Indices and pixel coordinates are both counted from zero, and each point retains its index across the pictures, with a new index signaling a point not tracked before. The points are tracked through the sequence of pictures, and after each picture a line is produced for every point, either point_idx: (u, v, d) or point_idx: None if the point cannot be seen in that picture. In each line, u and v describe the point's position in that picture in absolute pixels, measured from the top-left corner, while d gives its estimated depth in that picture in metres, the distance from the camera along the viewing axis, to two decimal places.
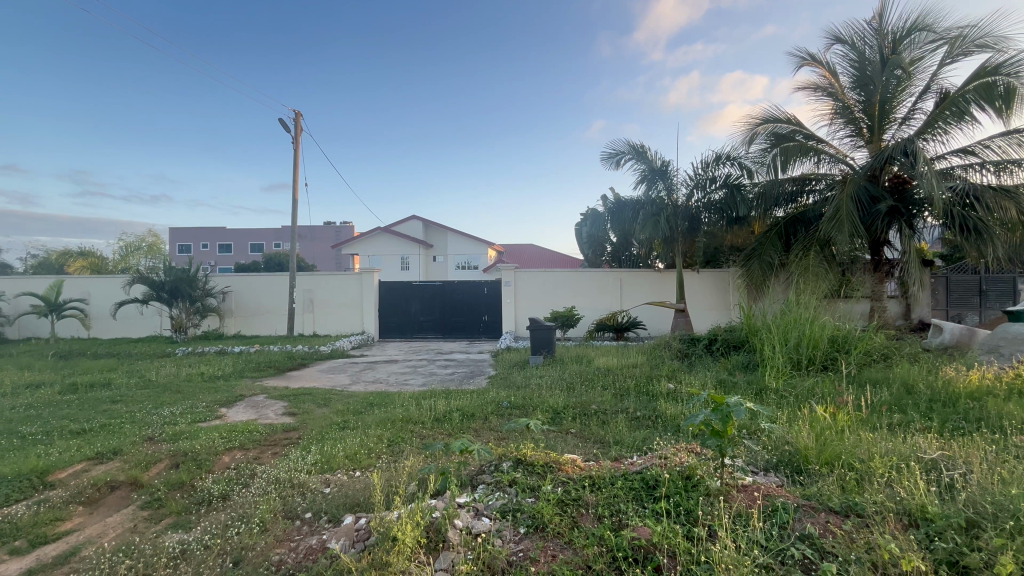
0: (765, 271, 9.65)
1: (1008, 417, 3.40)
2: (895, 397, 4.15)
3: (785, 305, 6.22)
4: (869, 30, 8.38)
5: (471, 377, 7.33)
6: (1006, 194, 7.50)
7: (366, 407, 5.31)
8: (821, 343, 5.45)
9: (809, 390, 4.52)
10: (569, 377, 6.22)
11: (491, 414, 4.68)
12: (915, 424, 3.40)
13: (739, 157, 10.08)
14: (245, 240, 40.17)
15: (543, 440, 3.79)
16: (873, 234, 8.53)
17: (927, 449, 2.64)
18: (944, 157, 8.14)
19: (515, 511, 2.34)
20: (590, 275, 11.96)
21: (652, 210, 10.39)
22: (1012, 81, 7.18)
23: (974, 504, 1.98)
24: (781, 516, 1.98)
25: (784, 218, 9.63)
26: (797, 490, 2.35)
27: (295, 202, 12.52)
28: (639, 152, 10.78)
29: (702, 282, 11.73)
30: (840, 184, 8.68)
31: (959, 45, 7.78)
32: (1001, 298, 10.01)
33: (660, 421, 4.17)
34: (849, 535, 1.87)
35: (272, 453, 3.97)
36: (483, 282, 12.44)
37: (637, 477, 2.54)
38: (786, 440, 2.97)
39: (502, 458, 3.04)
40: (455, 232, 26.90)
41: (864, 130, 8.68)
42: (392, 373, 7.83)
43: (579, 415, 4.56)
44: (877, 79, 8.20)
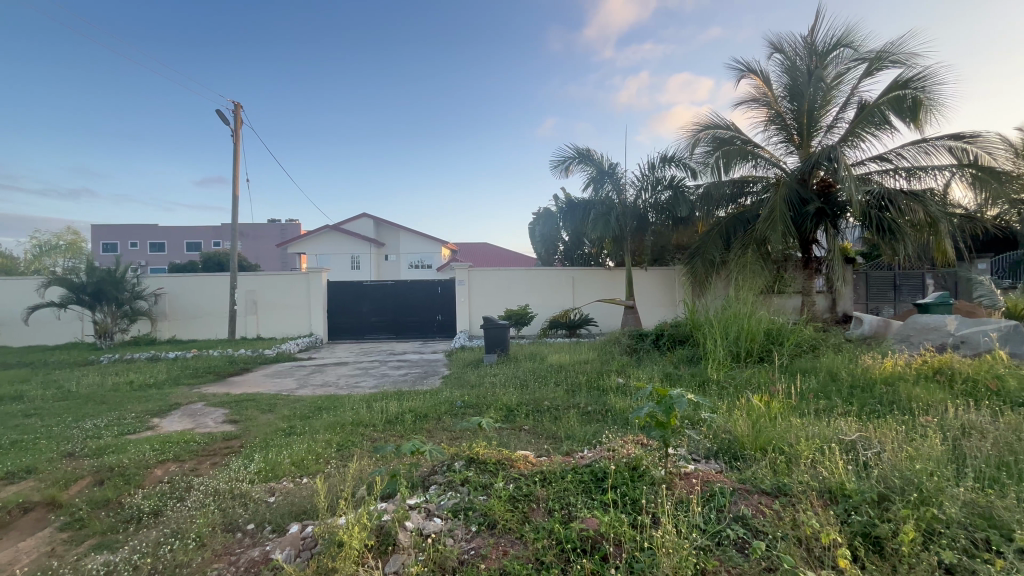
0: (708, 269, 10.15)
1: (916, 399, 3.78)
2: (821, 384, 4.49)
3: (726, 301, 6.56)
4: (799, 44, 8.98)
5: (425, 377, 7.23)
6: (916, 198, 8.22)
7: (314, 411, 5.15)
8: (757, 336, 5.80)
9: (746, 380, 4.80)
10: (522, 374, 6.28)
11: (445, 414, 4.65)
12: (838, 409, 3.68)
13: (682, 160, 10.58)
14: (180, 239, 37.68)
15: (495, 438, 3.83)
16: (804, 234, 9.16)
17: (847, 431, 2.88)
18: (863, 163, 8.82)
19: (467, 509, 2.35)
20: (543, 274, 12.10)
21: (603, 210, 10.68)
22: (919, 94, 7.90)
23: (885, 479, 2.18)
24: (718, 500, 2.10)
25: (725, 218, 10.11)
26: (734, 474, 2.50)
27: (235, 199, 11.85)
28: (587, 155, 11.06)
29: (650, 279, 12.16)
30: (774, 185, 9.24)
31: (876, 61, 8.46)
32: (913, 293, 10.90)
33: (610, 415, 4.31)
34: (777, 513, 2.00)
35: (211, 464, 3.76)
36: (436, 281, 12.33)
37: (586, 470, 2.61)
38: (725, 429, 3.15)
39: (455, 457, 3.05)
40: (407, 231, 26.31)
41: (794, 136, 9.29)
42: (342, 375, 7.61)
43: (532, 412, 4.62)
44: (805, 90, 8.81)
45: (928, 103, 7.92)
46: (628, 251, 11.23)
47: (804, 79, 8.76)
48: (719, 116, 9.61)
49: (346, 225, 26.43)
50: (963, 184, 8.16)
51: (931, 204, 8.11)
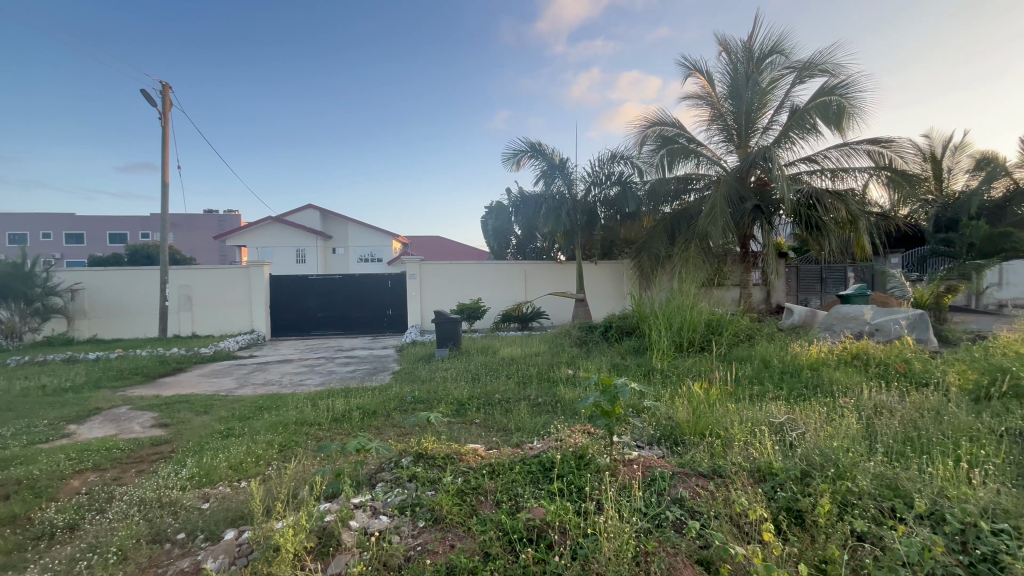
0: (654, 262, 10.55)
1: (837, 382, 4.10)
2: (755, 371, 4.77)
3: (670, 294, 6.81)
4: (738, 48, 9.42)
5: (374, 373, 7.05)
6: (839, 197, 8.86)
7: (255, 412, 4.90)
8: (699, 327, 6.08)
9: (688, 368, 5.03)
10: (474, 368, 6.26)
11: (394, 411, 4.56)
12: (770, 394, 3.93)
13: (631, 157, 10.98)
14: (102, 230, 34.67)
15: (445, 432, 3.80)
16: (741, 230, 9.68)
17: (777, 414, 3.07)
18: (794, 164, 9.38)
19: (414, 506, 2.32)
20: (496, 267, 12.10)
21: (553, 204, 10.86)
22: (842, 100, 8.52)
23: (807, 457, 2.35)
24: (659, 484, 2.19)
25: (670, 214, 10.50)
26: (674, 459, 2.61)
27: (164, 187, 11.02)
28: (539, 150, 11.14)
29: (600, 272, 12.45)
30: (715, 183, 9.69)
31: (806, 69, 9.02)
32: (837, 285, 11.80)
33: (560, 405, 4.38)
34: (712, 494, 2.10)
35: (137, 471, 3.49)
36: (386, 274, 12.02)
37: (534, 460, 2.66)
38: (668, 415, 3.28)
39: (403, 453, 3.00)
40: (356, 223, 25.48)
41: (733, 136, 9.78)
42: (286, 373, 7.29)
43: (483, 405, 4.62)
44: (744, 93, 9.28)
45: (850, 109, 8.55)
46: (578, 245, 11.44)
47: (742, 82, 9.22)
48: (665, 114, 9.93)
49: (290, 217, 25.26)
50: (879, 185, 8.90)
51: (852, 203, 8.78)
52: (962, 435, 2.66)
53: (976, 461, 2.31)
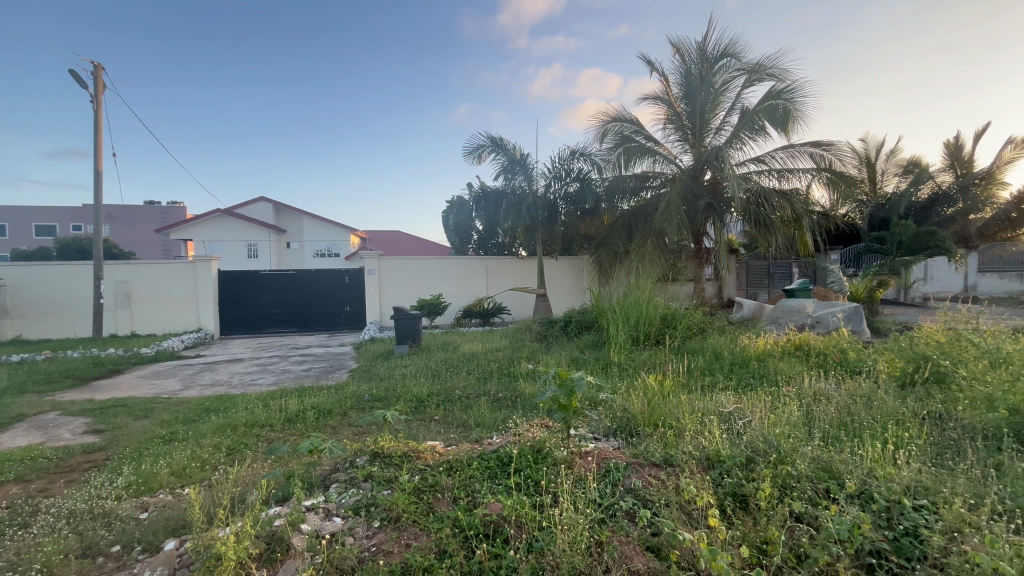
0: (612, 258, 10.75)
1: (780, 372, 4.33)
2: (707, 363, 4.96)
3: (627, 288, 6.96)
4: (693, 50, 9.69)
5: (330, 372, 6.85)
6: (785, 196, 9.30)
7: (201, 414, 4.65)
8: (654, 321, 6.26)
9: (644, 361, 5.16)
10: (434, 364, 6.19)
11: (351, 410, 4.44)
12: (720, 384, 4.11)
13: (590, 154, 11.13)
14: (27, 221, 31.92)
15: (403, 430, 3.74)
16: (696, 227, 10.01)
17: (726, 404, 3.20)
18: (744, 164, 9.78)
19: (369, 506, 2.27)
20: (456, 263, 12.01)
21: (514, 200, 10.88)
22: (788, 104, 8.96)
23: (751, 444, 2.47)
24: (613, 475, 2.24)
25: (627, 211, 10.75)
26: (629, 450, 2.67)
27: (98, 176, 10.25)
28: (500, 145, 11.12)
29: (560, 268, 12.58)
30: (671, 181, 9.97)
31: (756, 72, 9.42)
32: (783, 280, 12.43)
33: (519, 400, 4.41)
34: (663, 483, 2.17)
35: (67, 482, 3.25)
36: (343, 270, 11.75)
37: (492, 455, 2.66)
38: (624, 407, 3.37)
39: (359, 453, 2.93)
40: (312, 216, 24.61)
41: (688, 136, 10.09)
42: (235, 373, 6.96)
43: (442, 402, 4.58)
44: (698, 94, 9.59)
45: (794, 112, 9.01)
46: (539, 241, 11.53)
47: (697, 83, 9.53)
48: (623, 112, 10.13)
49: (240, 209, 24.09)
50: (821, 185, 9.41)
51: (797, 203, 9.24)
52: (889, 419, 2.87)
53: (901, 443, 2.49)
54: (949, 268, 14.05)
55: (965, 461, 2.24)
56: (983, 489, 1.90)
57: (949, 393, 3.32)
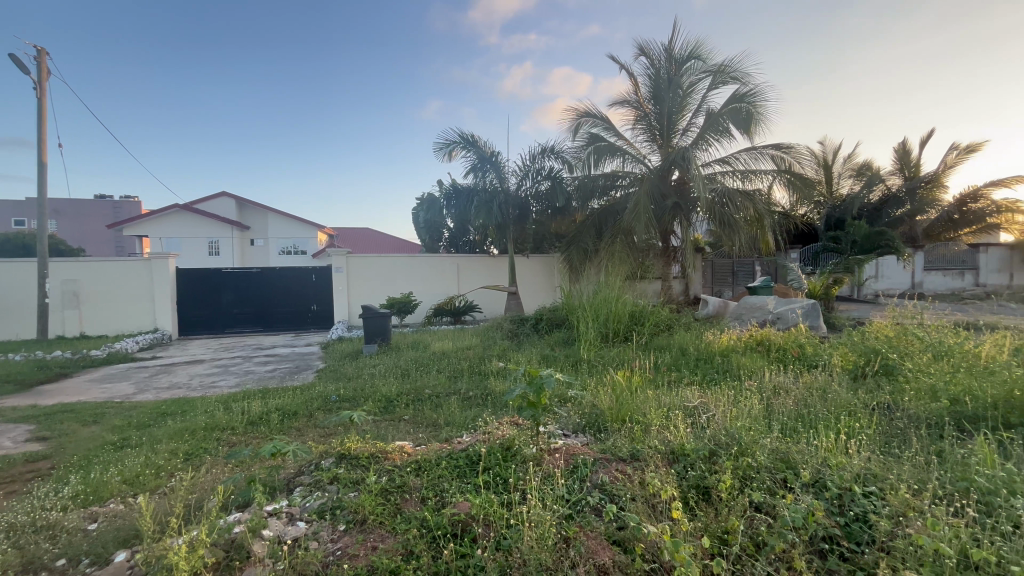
0: (582, 257, 10.86)
1: (743, 367, 4.48)
2: (673, 359, 5.08)
3: (597, 286, 7.05)
4: (660, 52, 9.88)
5: (296, 372, 6.67)
6: (748, 196, 9.59)
7: (157, 419, 4.45)
8: (623, 318, 6.37)
9: (612, 358, 5.25)
10: (403, 363, 6.12)
11: (317, 411, 4.34)
12: (685, 379, 4.22)
13: (561, 152, 11.21)
14: None
15: (371, 431, 3.68)
16: (663, 226, 10.22)
17: (691, 399, 3.28)
18: (710, 165, 10.04)
19: (335, 509, 2.22)
20: (427, 260, 11.88)
21: (485, 197, 10.85)
22: (750, 107, 9.25)
23: (714, 437, 2.54)
24: (581, 471, 2.26)
25: (597, 210, 10.89)
26: (597, 446, 2.71)
27: (42, 168, 9.65)
28: (471, 142, 11.07)
29: (531, 266, 12.62)
30: (639, 181, 10.15)
31: (720, 75, 9.68)
32: (746, 278, 12.84)
33: (490, 398, 4.40)
34: (630, 477, 2.20)
35: (7, 494, 3.04)
36: (310, 268, 11.49)
37: (461, 454, 2.65)
38: (592, 404, 3.41)
39: (324, 455, 2.87)
40: (277, 213, 23.88)
41: (656, 136, 10.29)
42: (195, 375, 6.69)
43: (412, 401, 4.53)
44: (666, 95, 9.79)
45: (757, 115, 9.31)
46: (510, 238, 11.55)
47: (664, 85, 9.73)
48: (593, 111, 10.24)
49: (200, 205, 23.15)
50: (781, 186, 9.74)
51: (759, 203, 9.54)
52: (842, 410, 3.00)
53: (853, 433, 2.61)
54: (898, 266, 14.81)
55: (910, 449, 2.37)
56: (927, 475, 2.01)
57: (897, 385, 3.51)
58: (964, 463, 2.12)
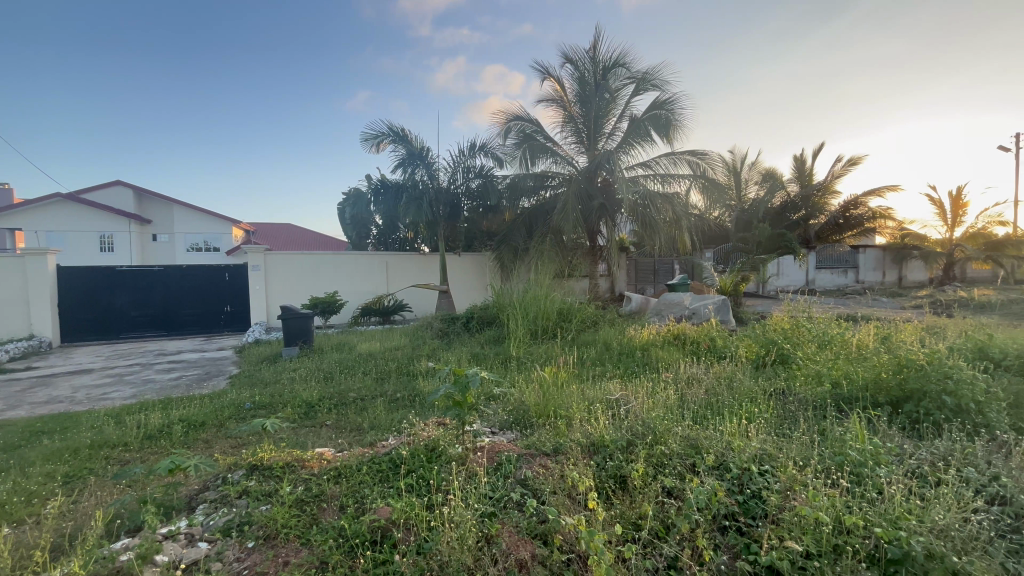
0: (513, 255, 10.98)
1: (660, 359, 4.75)
2: (599, 353, 5.28)
3: (527, 285, 7.16)
4: (587, 56, 10.20)
5: (205, 379, 6.13)
6: (668, 199, 10.13)
7: (30, 438, 3.88)
8: (552, 314, 6.52)
9: (540, 355, 5.34)
10: (326, 366, 5.83)
11: (228, 420, 4.01)
12: (608, 373, 4.41)
13: (492, 151, 11.23)
14: None
15: (288, 439, 3.47)
16: (590, 226, 10.58)
17: (612, 392, 3.41)
18: (633, 168, 10.51)
19: (243, 525, 2.07)
20: (353, 258, 11.42)
21: (415, 194, 10.61)
22: (669, 114, 9.83)
23: (631, 427, 2.67)
24: (505, 468, 2.28)
25: (528, 209, 11.08)
26: (521, 442, 2.74)
27: None
28: (401, 136, 10.78)
29: (463, 264, 12.53)
30: (567, 181, 10.44)
31: (642, 82, 10.18)
32: (666, 276, 13.65)
33: (417, 399, 4.32)
34: (552, 470, 2.25)
35: None
36: (223, 266, 10.64)
37: (384, 458, 2.58)
38: (520, 400, 3.46)
39: (233, 468, 2.66)
40: (183, 205, 21.78)
41: (584, 138, 10.62)
42: (81, 387, 5.92)
43: (335, 406, 4.32)
44: (593, 99, 10.14)
45: (675, 122, 9.89)
46: (441, 236, 11.40)
47: (591, 89, 10.07)
48: (523, 111, 10.37)
49: (89, 195, 20.57)
50: (697, 190, 10.40)
51: (677, 205, 10.11)
52: (746, 397, 3.28)
53: (752, 417, 2.86)
54: (795, 265, 16.39)
55: (799, 429, 2.64)
56: (811, 452, 2.24)
57: (790, 371, 3.90)
58: (842, 439, 2.39)
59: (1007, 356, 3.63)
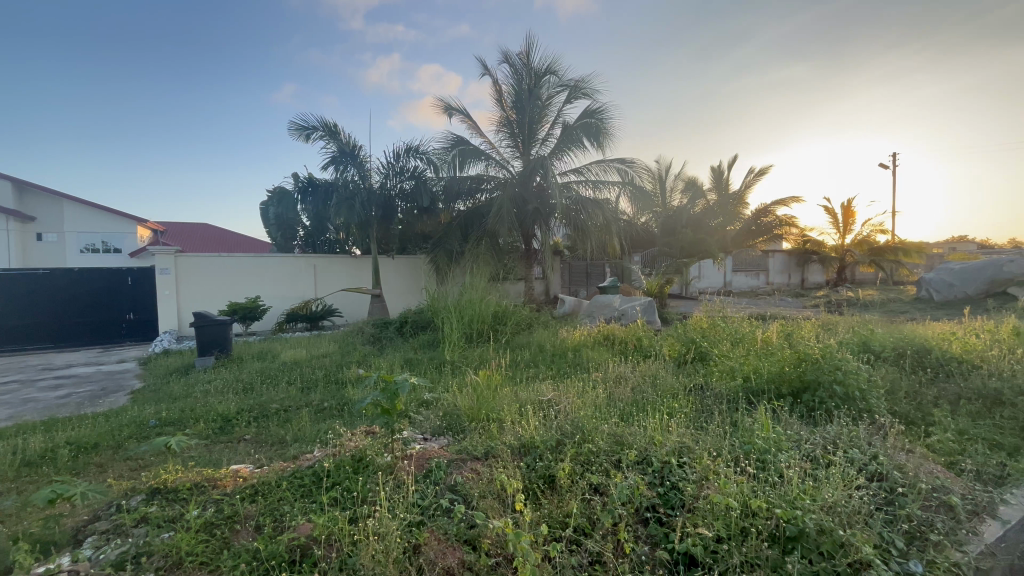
0: (448, 259, 10.90)
1: (591, 359, 4.91)
2: (532, 355, 5.36)
3: (462, 288, 7.13)
4: (521, 62, 10.36)
5: (101, 395, 5.49)
6: (599, 205, 10.49)
7: None
8: (487, 318, 6.53)
9: (475, 358, 5.32)
10: (246, 376, 5.44)
11: (128, 440, 3.62)
12: (541, 374, 4.49)
13: (426, 152, 11.06)
14: None
15: (198, 457, 3.19)
16: (525, 229, 10.73)
17: (545, 393, 3.47)
18: (567, 174, 10.79)
19: (141, 556, 1.87)
20: (277, 261, 10.75)
21: (345, 194, 10.21)
22: (600, 123, 10.22)
23: (560, 427, 2.72)
24: (436, 474, 2.25)
25: (463, 211, 11.05)
26: (453, 447, 2.71)
27: None
28: (331, 132, 10.35)
29: (397, 267, 12.21)
30: (502, 185, 10.52)
31: (574, 91, 10.51)
32: (599, 279, 14.13)
33: (345, 408, 4.14)
34: (483, 474, 2.25)
35: None
36: (125, 269, 9.64)
37: (307, 472, 2.45)
38: (454, 405, 3.42)
39: (132, 493, 2.39)
40: (75, 201, 19.34)
41: (518, 143, 10.76)
42: None
43: (255, 418, 4.04)
44: (527, 104, 10.31)
45: (605, 131, 10.29)
46: (374, 238, 11.04)
47: (525, 95, 10.24)
48: (459, 113, 10.32)
49: None
50: (626, 197, 10.86)
51: (608, 211, 10.49)
52: (668, 394, 3.47)
53: (673, 412, 3.03)
54: (713, 268, 17.59)
55: (714, 422, 2.83)
56: (723, 442, 2.41)
57: (708, 368, 4.18)
58: (750, 430, 2.60)
59: (885, 349, 4.13)
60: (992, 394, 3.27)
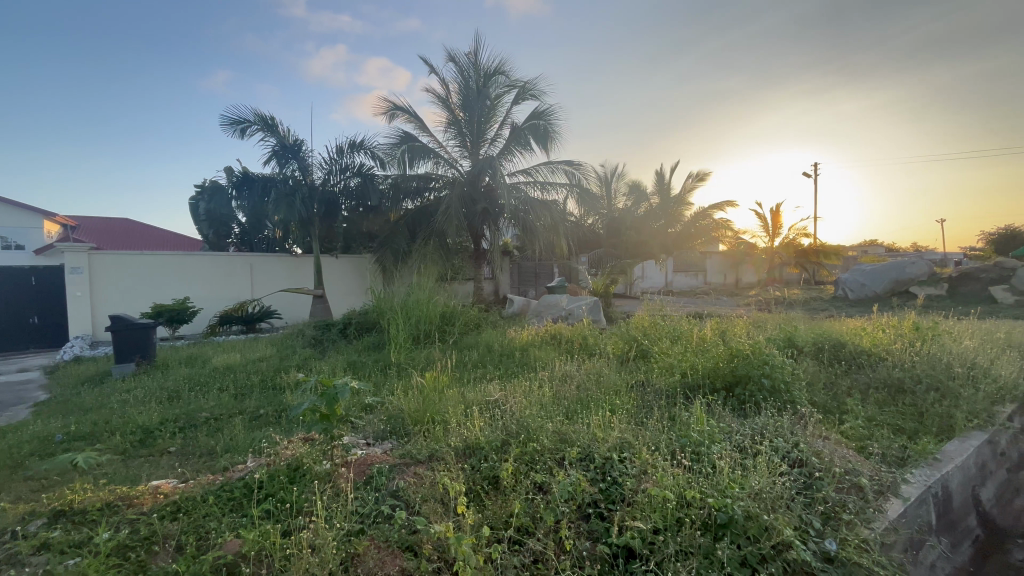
0: (395, 259, 10.67)
1: (539, 359, 4.96)
2: (480, 355, 5.34)
3: (409, 288, 6.99)
4: (469, 61, 10.31)
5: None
6: (547, 205, 10.62)
7: None
8: (434, 318, 6.44)
9: (422, 359, 5.23)
10: (172, 383, 5.05)
11: (29, 458, 3.26)
12: (488, 374, 4.48)
13: (372, 148, 10.75)
14: None
15: (113, 474, 2.92)
16: (474, 229, 10.69)
17: (491, 394, 3.46)
18: (515, 174, 10.84)
19: None
20: (208, 259, 10.07)
21: (285, 190, 9.74)
22: (547, 125, 10.35)
23: (506, 427, 2.73)
24: (377, 480, 2.18)
25: (411, 210, 10.83)
26: (396, 451, 2.64)
27: None
28: (269, 124, 9.83)
29: (340, 266, 11.78)
30: (451, 184, 10.41)
31: (523, 92, 10.58)
32: (547, 279, 14.32)
33: (282, 415, 3.94)
34: (426, 477, 2.20)
35: None
36: (29, 268, 8.70)
37: (238, 484, 2.30)
38: (398, 408, 3.33)
39: (30, 517, 2.15)
40: None
41: (467, 142, 10.69)
42: None
43: (181, 429, 3.76)
44: (476, 104, 10.27)
45: (552, 134, 10.44)
46: (316, 236, 10.60)
47: (474, 94, 10.20)
48: (406, 110, 10.11)
49: None
50: (573, 199, 11.07)
51: (555, 212, 10.65)
52: (612, 391, 3.57)
53: (615, 408, 3.11)
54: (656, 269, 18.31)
55: (653, 417, 2.94)
56: (661, 436, 2.50)
57: (649, 365, 4.33)
58: (686, 423, 2.71)
59: (806, 343, 4.46)
60: (895, 383, 3.61)
